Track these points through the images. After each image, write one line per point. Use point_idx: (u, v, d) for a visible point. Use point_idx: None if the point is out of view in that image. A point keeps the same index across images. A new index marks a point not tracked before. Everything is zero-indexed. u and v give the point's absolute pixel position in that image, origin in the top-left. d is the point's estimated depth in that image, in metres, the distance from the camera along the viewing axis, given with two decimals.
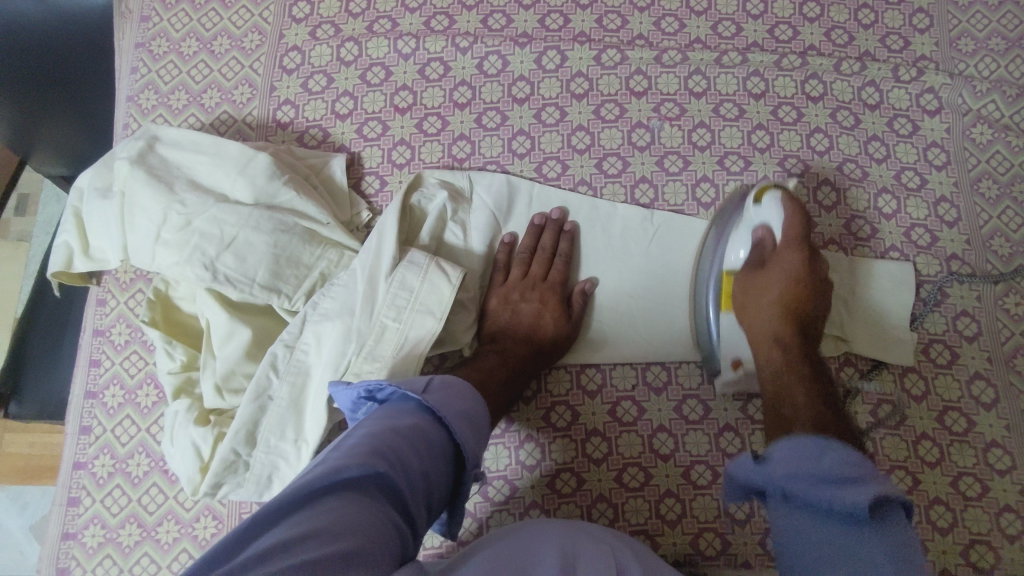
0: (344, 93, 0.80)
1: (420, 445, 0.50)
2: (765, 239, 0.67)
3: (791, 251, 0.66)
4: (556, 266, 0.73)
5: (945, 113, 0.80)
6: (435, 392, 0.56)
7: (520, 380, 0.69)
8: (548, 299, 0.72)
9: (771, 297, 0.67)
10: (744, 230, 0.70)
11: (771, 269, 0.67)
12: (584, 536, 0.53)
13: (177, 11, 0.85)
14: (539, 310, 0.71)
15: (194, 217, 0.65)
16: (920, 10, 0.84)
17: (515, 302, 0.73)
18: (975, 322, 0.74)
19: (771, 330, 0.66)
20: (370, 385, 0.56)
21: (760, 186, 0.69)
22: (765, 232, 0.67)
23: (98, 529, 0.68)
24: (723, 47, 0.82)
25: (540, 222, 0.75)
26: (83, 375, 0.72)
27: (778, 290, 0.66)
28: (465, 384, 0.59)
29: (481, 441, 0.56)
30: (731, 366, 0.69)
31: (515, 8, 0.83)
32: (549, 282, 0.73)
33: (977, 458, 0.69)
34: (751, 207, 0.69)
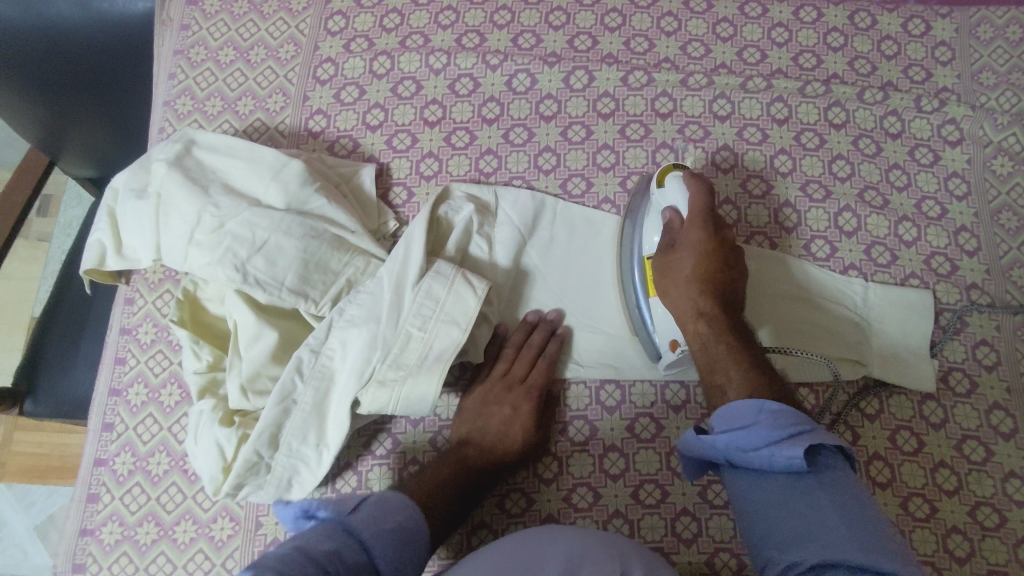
0: (375, 105, 0.82)
1: (336, 566, 0.50)
2: (672, 221, 0.69)
3: (697, 224, 0.66)
4: (538, 373, 0.70)
5: (966, 144, 0.81)
6: (364, 513, 0.56)
7: (474, 496, 0.66)
8: (522, 406, 0.68)
9: (685, 275, 0.66)
10: (656, 215, 0.71)
11: (680, 245, 0.67)
12: (593, 540, 0.54)
13: (217, 21, 0.87)
14: (510, 417, 0.68)
15: (227, 220, 0.67)
16: (942, 43, 0.85)
17: (490, 407, 0.69)
18: (994, 352, 0.74)
19: (692, 298, 0.65)
20: (308, 505, 0.57)
21: (661, 170, 0.72)
22: (670, 215, 0.69)
23: (115, 526, 0.68)
24: (748, 73, 0.84)
25: (534, 320, 0.73)
26: (107, 372, 0.73)
27: (691, 267, 0.66)
28: (401, 500, 0.59)
29: (411, 556, 0.56)
30: (669, 346, 0.69)
31: (545, 28, 0.85)
32: (528, 384, 0.70)
33: (995, 488, 0.69)
34: (657, 191, 0.71)
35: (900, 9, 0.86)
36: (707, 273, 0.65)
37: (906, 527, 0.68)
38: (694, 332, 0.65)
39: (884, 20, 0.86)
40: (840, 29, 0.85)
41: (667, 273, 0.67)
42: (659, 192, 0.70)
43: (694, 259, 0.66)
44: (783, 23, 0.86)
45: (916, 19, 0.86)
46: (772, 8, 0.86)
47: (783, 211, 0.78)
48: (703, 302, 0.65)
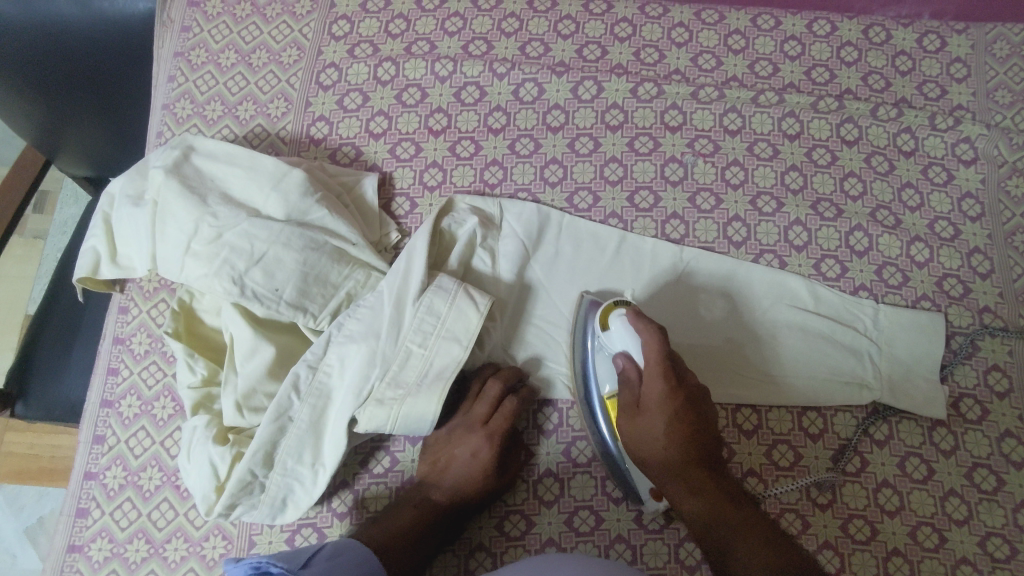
0: (379, 112, 0.80)
1: None
2: (628, 371, 0.63)
3: (651, 351, 0.61)
4: (502, 416, 0.66)
5: (981, 163, 0.79)
6: (321, 564, 0.56)
7: (440, 537, 0.64)
8: (483, 450, 0.65)
9: (655, 433, 0.61)
10: (608, 357, 0.66)
11: (644, 407, 0.62)
12: (595, 572, 0.52)
13: (218, 23, 0.85)
14: (467, 462, 0.65)
15: (225, 231, 0.65)
16: (957, 59, 0.84)
17: (452, 446, 0.67)
18: (1006, 378, 0.72)
19: (672, 468, 0.60)
20: (259, 561, 0.54)
21: (604, 307, 0.65)
22: (625, 361, 0.63)
23: (105, 543, 0.66)
24: (759, 86, 0.82)
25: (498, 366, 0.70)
26: (99, 383, 0.71)
27: (661, 431, 0.61)
28: (360, 549, 0.59)
29: None
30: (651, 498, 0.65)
31: (554, 37, 0.84)
32: (488, 428, 0.66)
33: (1006, 518, 0.67)
34: (604, 334, 0.65)
35: (915, 25, 0.85)
36: (671, 420, 0.60)
37: (915, 557, 0.66)
38: (677, 474, 0.60)
39: (899, 36, 0.84)
40: (854, 43, 0.84)
41: (637, 424, 0.62)
42: (606, 335, 0.64)
43: (661, 422, 0.61)
44: (796, 36, 0.84)
45: (931, 35, 0.84)
46: (785, 21, 0.85)
47: (794, 229, 0.77)
48: (688, 476, 0.60)
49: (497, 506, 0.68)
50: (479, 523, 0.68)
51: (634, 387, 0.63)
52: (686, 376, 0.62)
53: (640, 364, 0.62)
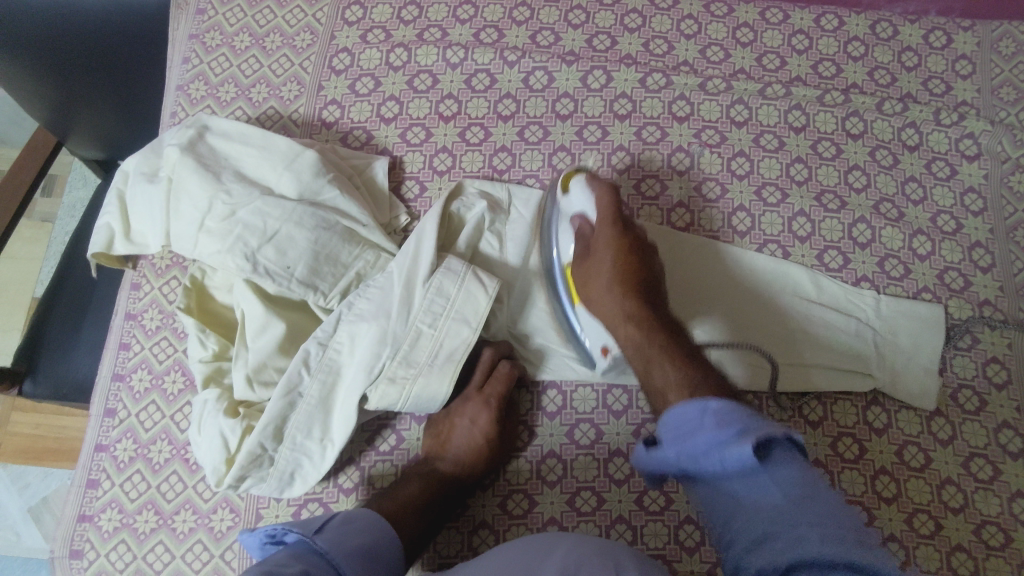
0: (390, 98, 0.81)
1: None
2: (584, 227, 0.68)
3: (607, 227, 0.65)
4: (497, 382, 0.69)
5: (984, 159, 0.80)
6: (329, 531, 0.56)
7: (444, 506, 0.65)
8: (481, 416, 0.67)
9: (603, 278, 0.63)
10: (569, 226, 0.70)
11: (596, 250, 0.65)
12: (592, 550, 0.52)
13: (233, 7, 0.86)
14: (468, 429, 0.67)
15: (238, 208, 0.66)
16: (963, 56, 0.84)
17: (453, 420, 0.68)
18: (1004, 369, 0.73)
19: (619, 315, 0.60)
20: (272, 529, 0.57)
21: (564, 177, 0.72)
22: (580, 220, 0.68)
23: (114, 513, 0.67)
24: (767, 79, 0.83)
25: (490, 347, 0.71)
26: (111, 357, 0.73)
27: (611, 264, 0.63)
28: (370, 517, 0.59)
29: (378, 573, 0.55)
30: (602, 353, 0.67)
31: (564, 27, 0.84)
32: (486, 394, 0.68)
33: (1002, 507, 0.68)
34: (563, 199, 0.71)
35: (922, 21, 0.86)
36: (625, 266, 0.62)
37: (911, 542, 0.67)
38: (623, 330, 0.59)
39: (906, 32, 0.85)
40: (861, 38, 0.85)
41: (589, 279, 0.65)
42: (566, 198, 0.70)
43: (612, 258, 0.63)
44: (804, 30, 0.85)
45: (937, 32, 0.85)
46: (794, 15, 0.86)
47: (798, 220, 0.78)
48: (624, 301, 0.60)
49: (501, 485, 0.69)
50: (483, 501, 0.69)
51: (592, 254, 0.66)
52: (637, 229, 0.66)
53: (593, 220, 0.67)
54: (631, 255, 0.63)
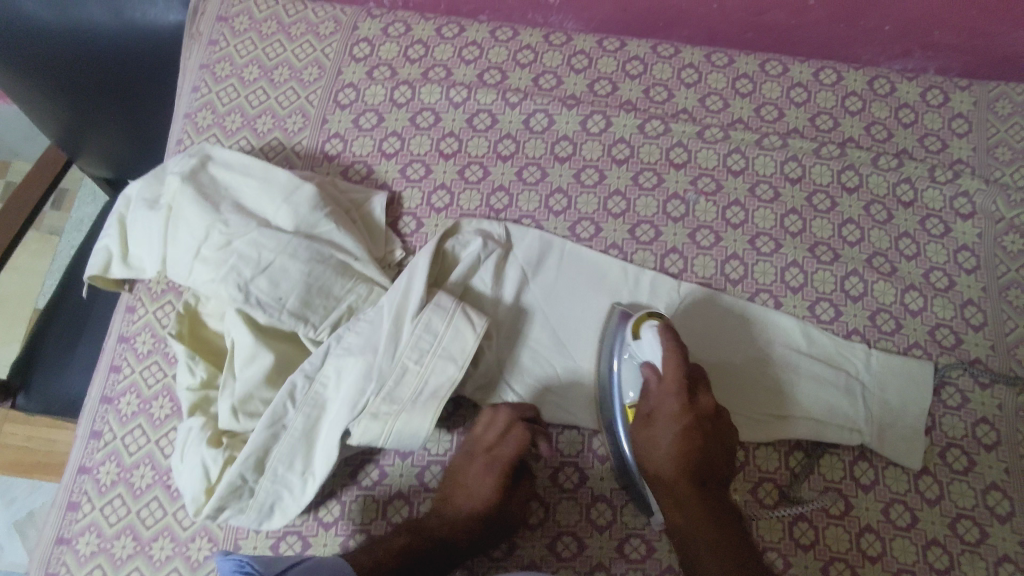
0: (392, 133, 0.83)
1: None
2: (649, 380, 0.68)
3: (669, 392, 0.66)
4: (497, 423, 0.68)
5: (978, 218, 0.81)
6: (298, 572, 0.55)
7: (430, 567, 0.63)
8: (487, 475, 0.67)
9: (662, 450, 0.66)
10: (633, 369, 0.70)
11: (658, 420, 0.67)
12: None
13: (244, 39, 0.89)
14: (473, 486, 0.66)
15: (234, 239, 0.67)
16: (959, 115, 0.85)
17: (461, 474, 0.68)
18: (994, 430, 0.73)
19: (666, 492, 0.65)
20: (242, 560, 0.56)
21: (638, 318, 0.70)
22: (649, 372, 0.68)
23: (92, 537, 0.67)
24: (764, 130, 0.84)
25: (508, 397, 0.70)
26: (101, 378, 0.73)
27: (668, 445, 0.66)
28: (337, 563, 0.58)
29: None
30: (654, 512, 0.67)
31: (567, 71, 0.86)
32: (493, 451, 0.68)
33: (988, 572, 0.67)
34: (634, 343, 0.69)
35: (920, 79, 0.87)
36: (683, 436, 0.65)
37: None
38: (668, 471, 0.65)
39: (903, 89, 0.86)
40: (858, 93, 0.86)
41: (653, 446, 0.67)
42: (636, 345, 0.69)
43: (672, 437, 0.66)
44: (803, 83, 0.86)
45: (935, 89, 0.86)
46: (793, 68, 0.87)
47: (790, 271, 0.78)
48: (676, 490, 0.65)
49: None
50: None
51: (653, 408, 0.68)
52: (704, 400, 0.66)
53: (660, 373, 0.67)
54: (698, 411, 0.66)
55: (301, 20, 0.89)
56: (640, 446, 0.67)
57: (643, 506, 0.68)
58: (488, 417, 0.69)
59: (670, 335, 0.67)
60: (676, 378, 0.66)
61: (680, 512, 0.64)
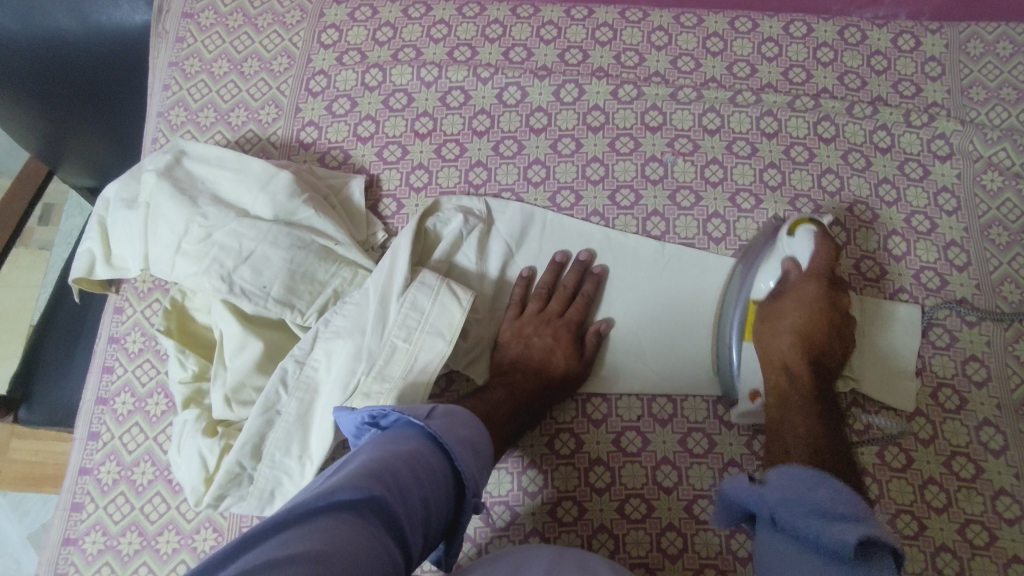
0: (367, 117, 0.83)
1: (420, 472, 0.50)
2: (790, 270, 0.70)
3: (811, 285, 0.69)
4: (546, 333, 0.73)
5: (956, 159, 0.81)
6: (438, 419, 0.56)
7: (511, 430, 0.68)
8: (561, 333, 0.73)
9: (786, 324, 0.69)
10: (773, 259, 0.72)
11: (788, 297, 0.70)
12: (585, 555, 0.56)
13: (211, 34, 0.88)
14: (552, 345, 0.72)
15: (214, 230, 0.67)
16: (932, 58, 0.85)
17: (528, 336, 0.73)
18: (984, 367, 0.73)
19: (779, 366, 0.69)
20: (375, 410, 0.57)
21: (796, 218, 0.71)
22: (790, 264, 0.70)
23: (98, 536, 0.68)
24: (737, 87, 0.84)
25: (562, 260, 0.77)
26: (95, 380, 0.73)
27: (794, 317, 0.69)
28: (468, 415, 0.60)
29: (482, 471, 0.57)
30: (749, 397, 0.70)
31: (536, 42, 0.86)
32: (565, 319, 0.74)
33: (985, 506, 0.68)
34: (785, 240, 0.71)
35: (890, 25, 0.87)
36: (812, 321, 0.68)
37: None
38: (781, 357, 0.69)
39: (875, 36, 0.86)
40: (830, 43, 0.86)
41: (780, 320, 0.70)
42: (788, 242, 0.71)
43: (801, 315, 0.69)
44: (773, 37, 0.86)
45: (906, 35, 0.86)
46: (763, 24, 0.87)
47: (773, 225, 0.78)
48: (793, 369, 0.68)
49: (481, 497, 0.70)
50: None
51: (789, 293, 0.70)
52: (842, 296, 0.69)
53: (805, 267, 0.70)
54: (834, 301, 0.68)
55: (266, 11, 0.89)
56: (767, 317, 0.70)
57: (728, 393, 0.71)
58: (525, 342, 0.73)
59: (827, 239, 0.69)
60: (820, 271, 0.69)
61: (785, 426, 0.65)
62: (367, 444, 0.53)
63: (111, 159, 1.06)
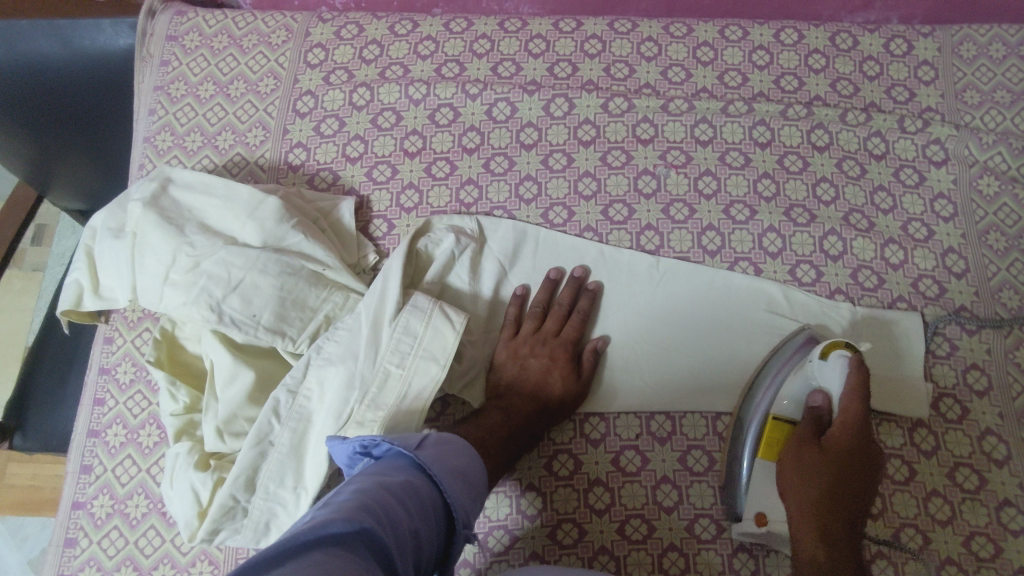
0: (355, 137, 0.82)
1: (410, 502, 0.49)
2: (822, 406, 0.66)
3: (848, 425, 0.62)
4: (543, 352, 0.72)
5: (951, 164, 0.80)
6: (429, 449, 0.56)
7: (511, 452, 0.67)
8: (558, 352, 0.72)
9: (811, 480, 0.62)
10: (802, 378, 0.68)
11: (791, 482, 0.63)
12: None
13: (196, 56, 0.87)
14: (548, 365, 0.71)
15: (202, 259, 0.66)
16: (925, 62, 0.84)
17: (524, 356, 0.73)
18: (985, 375, 0.72)
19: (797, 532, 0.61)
20: (366, 440, 0.56)
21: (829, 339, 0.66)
22: (821, 394, 0.66)
23: (93, 571, 0.67)
24: (729, 97, 0.83)
25: (556, 277, 0.76)
26: (86, 413, 0.73)
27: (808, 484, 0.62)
28: (461, 443, 0.59)
29: (474, 500, 0.56)
30: (754, 519, 0.65)
31: (525, 56, 0.85)
32: (562, 338, 0.73)
33: (990, 517, 0.67)
34: (818, 362, 0.66)
35: (881, 30, 0.86)
36: (849, 457, 0.62)
37: (900, 559, 0.66)
38: (813, 534, 0.59)
39: (866, 41, 0.85)
40: (821, 50, 0.85)
41: (807, 465, 0.62)
42: (818, 365, 0.66)
43: (799, 505, 0.61)
44: (764, 45, 0.85)
45: (898, 39, 0.85)
46: (753, 31, 0.86)
47: (768, 236, 0.77)
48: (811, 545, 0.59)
49: (479, 521, 0.70)
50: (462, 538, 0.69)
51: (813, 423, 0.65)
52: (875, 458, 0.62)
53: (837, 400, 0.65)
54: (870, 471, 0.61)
55: (251, 32, 0.88)
56: (794, 456, 0.64)
57: (732, 510, 0.67)
58: (521, 362, 0.73)
59: (863, 368, 0.64)
60: (851, 397, 0.63)
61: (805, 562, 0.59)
62: (356, 475, 0.52)
63: (100, 182, 1.05)
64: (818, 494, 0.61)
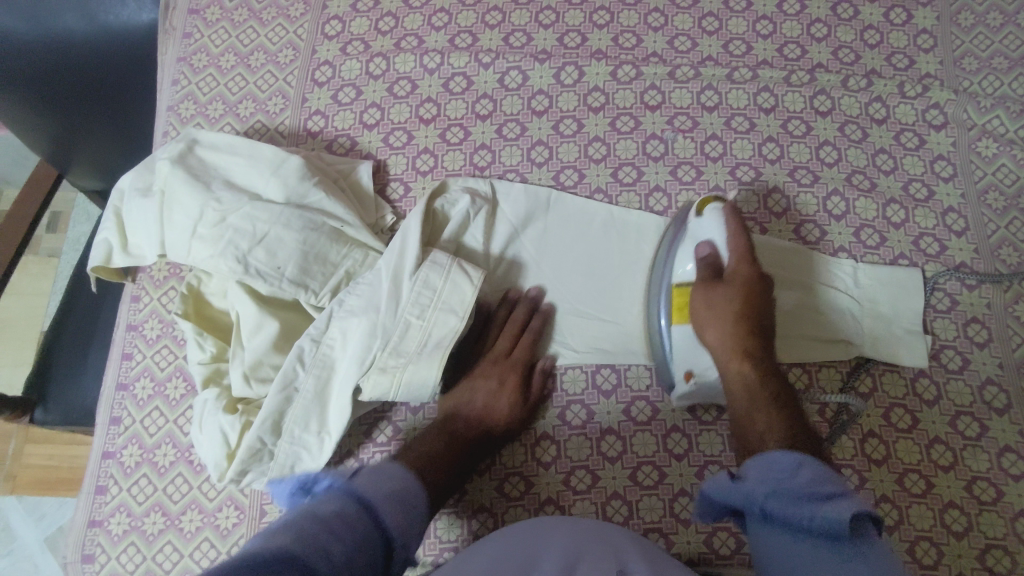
0: (372, 105, 0.84)
1: (342, 523, 0.47)
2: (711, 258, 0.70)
3: (744, 264, 0.68)
4: (494, 374, 0.71)
5: (951, 128, 0.82)
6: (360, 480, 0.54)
7: (457, 475, 0.65)
8: (507, 377, 0.71)
9: (720, 339, 0.67)
10: (687, 247, 0.73)
11: (704, 319, 0.68)
12: (592, 538, 0.54)
13: (217, 29, 0.90)
14: (496, 389, 0.70)
15: (228, 214, 0.69)
16: (924, 30, 0.87)
17: (473, 381, 0.72)
18: (985, 328, 0.74)
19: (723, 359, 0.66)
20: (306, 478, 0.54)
21: (700, 201, 0.73)
22: (708, 250, 0.70)
23: (123, 517, 0.70)
24: (734, 64, 0.86)
25: (531, 295, 0.76)
26: (115, 367, 0.75)
27: (716, 338, 0.67)
28: (394, 470, 0.57)
29: (415, 525, 0.53)
30: (684, 379, 0.70)
31: (535, 27, 0.88)
32: (512, 359, 0.73)
33: (991, 463, 0.69)
34: (695, 221, 0.73)
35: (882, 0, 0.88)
36: (746, 302, 0.67)
37: (903, 502, 0.68)
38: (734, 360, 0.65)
39: (866, 10, 0.88)
40: (823, 19, 0.88)
41: (714, 321, 0.68)
42: (697, 222, 0.72)
43: (720, 328, 0.67)
44: (768, 15, 0.88)
45: (897, 9, 0.88)
46: (757, 2, 0.88)
47: (773, 197, 0.80)
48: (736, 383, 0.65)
49: (496, 468, 0.72)
50: (480, 487, 0.71)
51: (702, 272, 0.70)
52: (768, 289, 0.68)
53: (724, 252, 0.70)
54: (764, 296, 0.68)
55: (271, 5, 0.91)
56: (702, 309, 0.69)
57: (667, 381, 0.72)
58: (468, 386, 0.72)
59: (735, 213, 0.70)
60: (741, 249, 0.69)
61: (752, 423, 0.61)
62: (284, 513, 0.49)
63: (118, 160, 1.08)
64: (732, 340, 0.66)
